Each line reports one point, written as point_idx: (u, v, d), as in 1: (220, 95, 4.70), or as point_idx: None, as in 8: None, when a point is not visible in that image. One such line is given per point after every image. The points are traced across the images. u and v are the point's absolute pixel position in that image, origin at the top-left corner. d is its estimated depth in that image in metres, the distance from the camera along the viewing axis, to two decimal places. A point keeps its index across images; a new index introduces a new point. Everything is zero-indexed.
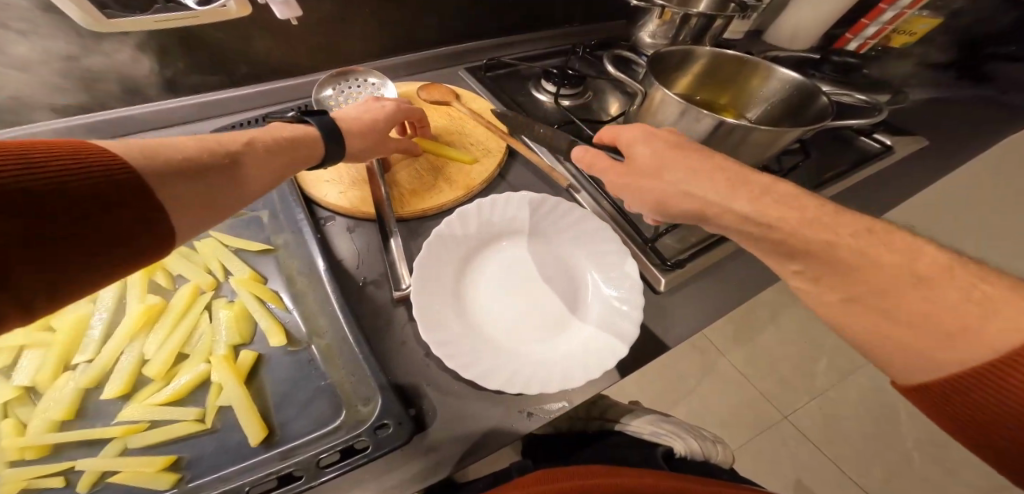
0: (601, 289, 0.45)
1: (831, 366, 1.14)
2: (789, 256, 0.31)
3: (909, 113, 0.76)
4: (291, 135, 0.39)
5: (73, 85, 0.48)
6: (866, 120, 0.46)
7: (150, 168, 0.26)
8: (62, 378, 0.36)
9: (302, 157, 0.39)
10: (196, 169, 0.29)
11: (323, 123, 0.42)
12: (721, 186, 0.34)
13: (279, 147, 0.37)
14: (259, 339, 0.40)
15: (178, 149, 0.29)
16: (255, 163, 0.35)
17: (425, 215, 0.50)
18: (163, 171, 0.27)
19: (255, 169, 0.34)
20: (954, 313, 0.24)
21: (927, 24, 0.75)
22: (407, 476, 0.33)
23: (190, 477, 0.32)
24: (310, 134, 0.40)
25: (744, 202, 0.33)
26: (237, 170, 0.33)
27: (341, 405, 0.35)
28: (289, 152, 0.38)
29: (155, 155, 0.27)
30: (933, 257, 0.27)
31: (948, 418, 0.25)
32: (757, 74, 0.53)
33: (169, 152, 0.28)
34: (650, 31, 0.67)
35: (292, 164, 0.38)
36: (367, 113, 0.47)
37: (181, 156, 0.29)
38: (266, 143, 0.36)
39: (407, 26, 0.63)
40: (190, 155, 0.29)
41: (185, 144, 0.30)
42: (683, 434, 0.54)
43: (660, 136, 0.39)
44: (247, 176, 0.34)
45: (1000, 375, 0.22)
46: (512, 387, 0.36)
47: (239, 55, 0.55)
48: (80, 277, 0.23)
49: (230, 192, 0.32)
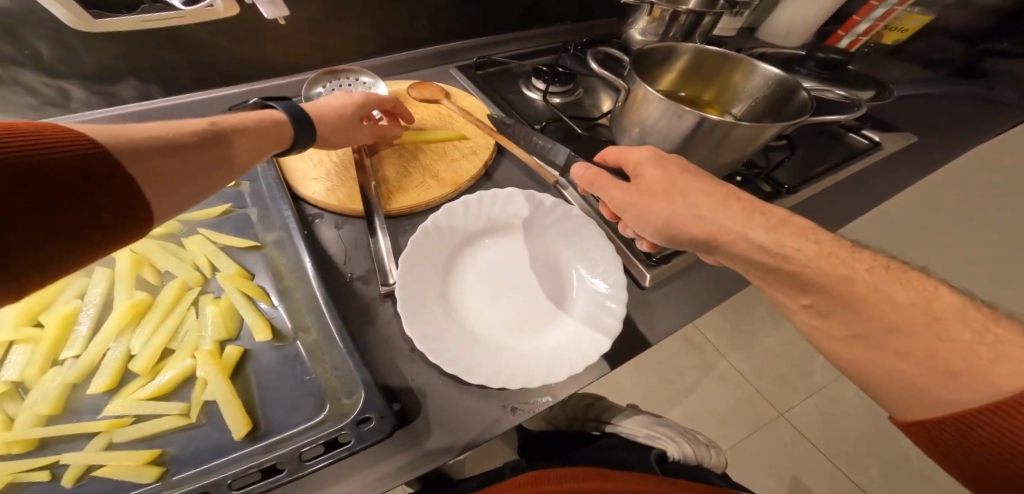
0: (587, 284, 0.45)
1: (827, 363, 1.14)
2: (800, 288, 0.33)
3: (900, 109, 0.76)
4: (258, 118, 0.40)
5: (65, 85, 0.49)
6: (848, 115, 0.46)
7: (128, 147, 0.28)
8: (49, 372, 0.36)
9: (272, 138, 0.40)
10: (170, 148, 0.31)
11: (292, 109, 0.44)
12: (732, 215, 0.36)
13: (247, 127, 0.38)
14: (246, 334, 0.40)
15: (145, 130, 0.30)
16: (228, 142, 0.36)
17: (413, 212, 0.50)
18: (137, 150, 0.28)
19: (228, 149, 0.36)
20: (966, 357, 0.25)
21: (918, 20, 0.78)
22: (390, 469, 0.34)
23: (175, 471, 0.32)
24: (275, 116, 0.42)
25: (758, 230, 0.35)
26: (210, 150, 0.34)
27: (325, 399, 0.36)
28: (258, 133, 0.39)
29: (125, 136, 0.28)
30: (949, 300, 0.28)
31: (941, 435, 0.27)
32: (740, 70, 0.53)
33: (140, 132, 0.29)
34: (640, 29, 0.67)
35: (263, 143, 0.39)
36: (339, 101, 0.48)
37: (155, 135, 0.30)
38: (231, 124, 0.37)
39: (398, 26, 0.64)
40: (161, 135, 0.31)
41: (153, 127, 0.31)
42: (677, 437, 0.50)
43: (671, 161, 0.41)
44: (222, 155, 0.35)
45: (1005, 415, 0.23)
46: (495, 381, 0.36)
47: (229, 56, 0.55)
48: (73, 251, 0.24)
49: (205, 171, 0.33)
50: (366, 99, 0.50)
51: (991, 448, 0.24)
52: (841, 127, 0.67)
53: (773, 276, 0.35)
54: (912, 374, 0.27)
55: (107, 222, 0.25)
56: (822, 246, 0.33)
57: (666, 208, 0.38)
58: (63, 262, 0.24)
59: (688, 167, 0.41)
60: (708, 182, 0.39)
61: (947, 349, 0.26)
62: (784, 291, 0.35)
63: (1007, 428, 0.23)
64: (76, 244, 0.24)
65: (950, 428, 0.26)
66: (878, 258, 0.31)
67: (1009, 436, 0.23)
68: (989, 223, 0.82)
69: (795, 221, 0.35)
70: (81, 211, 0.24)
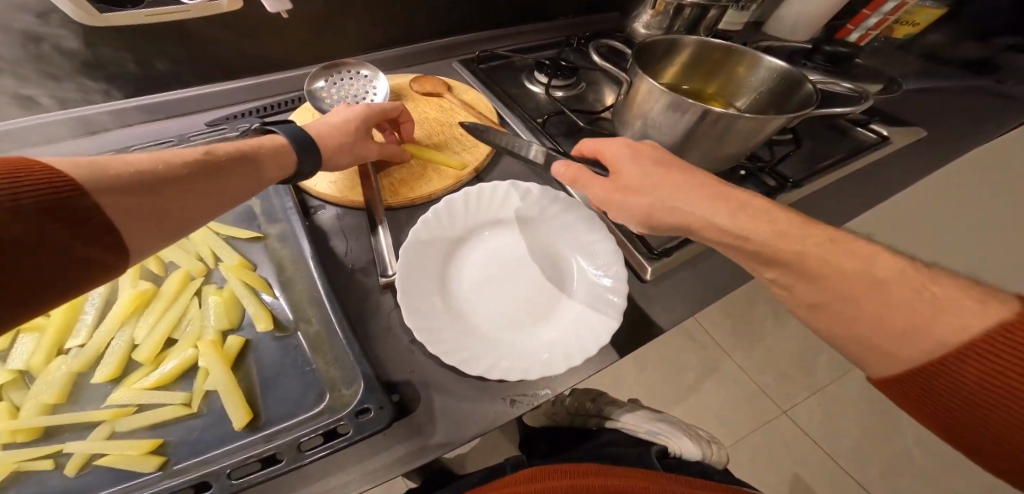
0: (589, 275, 0.45)
1: (830, 361, 1.13)
2: (792, 293, 0.33)
3: (908, 104, 0.75)
4: (259, 145, 0.38)
5: (64, 80, 0.48)
6: (854, 109, 0.45)
7: (103, 186, 0.26)
8: (54, 362, 0.36)
9: (271, 166, 0.38)
10: (157, 184, 0.29)
11: (294, 134, 0.42)
12: (709, 203, 0.36)
13: (246, 154, 0.36)
14: (248, 324, 0.40)
15: (135, 162, 0.28)
16: (223, 174, 0.34)
17: (414, 203, 0.50)
18: (116, 188, 0.26)
19: (221, 178, 0.33)
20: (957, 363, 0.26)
21: (930, 16, 0.78)
22: (389, 460, 0.34)
23: (176, 460, 0.32)
24: (280, 143, 0.40)
25: (721, 212, 0.35)
26: (206, 182, 0.32)
27: (325, 390, 0.36)
28: (259, 160, 0.37)
29: (106, 171, 0.26)
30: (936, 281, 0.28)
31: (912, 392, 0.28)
32: (743, 63, 0.53)
33: (127, 166, 0.28)
34: (644, 22, 0.67)
35: (263, 174, 0.37)
36: (340, 118, 0.46)
37: (136, 169, 0.28)
38: (228, 151, 0.35)
39: (402, 21, 0.64)
40: (150, 168, 0.29)
41: (141, 159, 0.29)
42: (680, 432, 0.49)
43: (644, 154, 0.40)
44: (217, 187, 0.33)
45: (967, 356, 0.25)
46: (495, 372, 0.36)
47: (232, 53, 0.56)
48: (26, 303, 0.22)
49: (197, 205, 0.31)
50: (370, 114, 0.48)
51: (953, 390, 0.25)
52: (848, 121, 0.67)
53: (768, 281, 0.34)
54: (905, 383, 0.28)
55: (83, 267, 0.24)
56: (793, 218, 0.33)
57: (644, 198, 0.38)
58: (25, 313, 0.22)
59: (659, 161, 0.39)
60: (692, 176, 0.38)
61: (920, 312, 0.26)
62: (775, 293, 0.35)
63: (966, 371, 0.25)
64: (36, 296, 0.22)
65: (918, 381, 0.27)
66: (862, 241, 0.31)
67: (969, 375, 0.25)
68: (997, 219, 0.82)
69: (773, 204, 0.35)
70: (52, 257, 0.22)
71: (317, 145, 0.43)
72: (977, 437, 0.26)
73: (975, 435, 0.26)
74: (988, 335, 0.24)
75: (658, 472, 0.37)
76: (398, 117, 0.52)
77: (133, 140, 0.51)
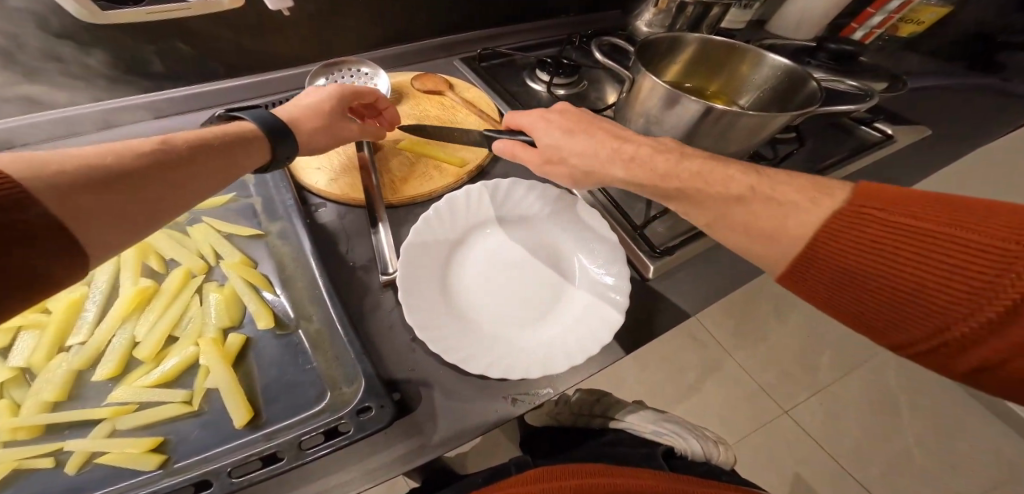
0: (590, 273, 0.45)
1: (832, 361, 1.13)
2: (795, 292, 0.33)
3: (913, 102, 0.75)
4: (222, 133, 0.36)
5: (65, 78, 0.48)
6: (858, 106, 0.45)
7: (48, 183, 0.24)
8: (55, 359, 0.36)
9: (239, 157, 0.36)
10: (117, 177, 0.27)
11: (261, 116, 0.41)
12: (616, 166, 0.40)
13: (210, 144, 0.34)
14: (249, 322, 0.40)
15: (85, 156, 0.26)
16: (188, 165, 0.32)
17: (415, 201, 0.50)
18: (71, 184, 0.25)
19: (187, 170, 0.32)
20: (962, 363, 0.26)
21: (934, 14, 0.77)
22: (390, 458, 0.34)
23: (177, 458, 0.32)
24: (245, 131, 0.38)
25: (619, 169, 0.40)
26: (168, 175, 0.30)
27: (325, 389, 0.35)
28: (225, 150, 0.35)
29: (54, 167, 0.24)
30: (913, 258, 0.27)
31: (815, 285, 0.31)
32: (747, 60, 0.53)
33: (75, 160, 0.26)
34: (646, 21, 0.66)
35: (235, 162, 0.36)
36: (313, 101, 0.45)
37: (86, 163, 0.26)
38: (189, 140, 0.33)
39: (403, 18, 0.63)
40: (102, 162, 0.27)
41: (95, 150, 0.27)
42: (686, 433, 0.49)
43: (555, 124, 0.44)
44: (181, 180, 0.31)
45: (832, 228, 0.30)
46: (496, 371, 0.36)
47: (233, 51, 0.55)
48: None
49: (164, 198, 0.30)
50: (343, 94, 0.47)
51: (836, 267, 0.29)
52: (853, 119, 0.66)
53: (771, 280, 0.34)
54: None
55: (30, 273, 0.22)
56: (682, 162, 0.37)
57: (564, 168, 0.43)
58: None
59: (568, 128, 0.43)
60: (597, 137, 0.42)
61: (785, 230, 0.31)
62: None
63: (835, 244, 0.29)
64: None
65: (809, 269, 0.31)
66: (746, 180, 0.34)
67: (836, 245, 0.29)
68: None
69: (682, 145, 0.40)
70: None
71: (301, 143, 0.42)
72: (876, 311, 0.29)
73: (874, 312, 0.29)
74: (833, 221, 0.30)
75: (666, 472, 0.36)
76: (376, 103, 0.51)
77: (133, 138, 0.50)
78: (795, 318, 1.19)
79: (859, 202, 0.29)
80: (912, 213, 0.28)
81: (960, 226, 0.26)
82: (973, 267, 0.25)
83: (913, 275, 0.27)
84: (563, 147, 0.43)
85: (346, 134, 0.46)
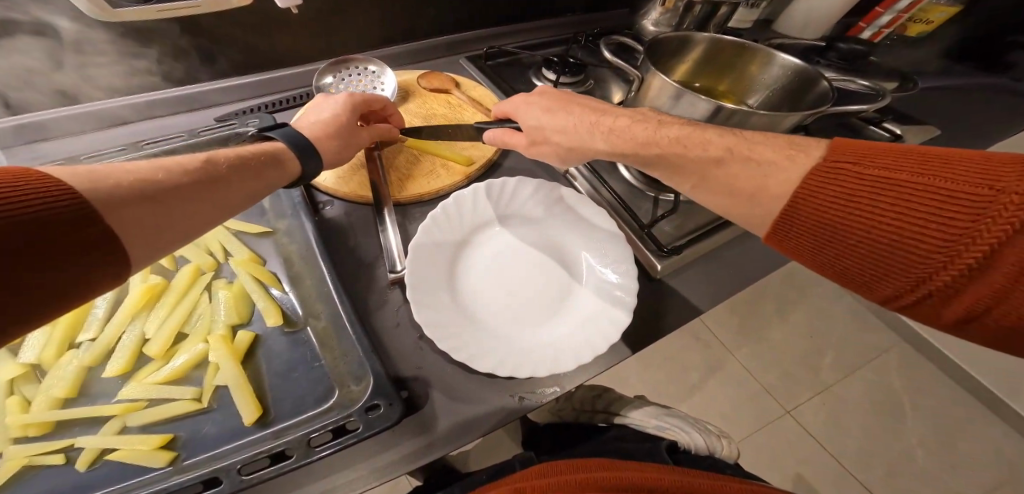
0: (597, 272, 0.45)
1: (836, 361, 1.13)
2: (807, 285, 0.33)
3: (922, 102, 0.75)
4: (258, 151, 0.38)
5: (74, 77, 0.48)
6: (870, 106, 0.45)
7: (105, 195, 0.25)
8: (65, 356, 0.36)
9: (271, 174, 0.37)
10: (160, 192, 0.29)
11: (286, 134, 0.41)
12: (597, 139, 0.41)
13: (246, 163, 0.36)
14: (258, 319, 0.40)
15: (138, 172, 0.28)
16: (226, 181, 0.34)
17: (423, 199, 0.50)
18: (125, 197, 0.26)
19: (225, 187, 0.33)
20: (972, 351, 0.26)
21: (944, 13, 0.76)
22: (399, 456, 0.34)
23: (186, 456, 0.32)
24: (278, 150, 0.39)
25: (600, 142, 0.41)
26: (207, 191, 0.32)
27: (334, 385, 0.36)
28: (259, 168, 0.37)
29: (108, 180, 0.26)
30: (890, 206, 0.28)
31: (798, 243, 0.31)
32: (756, 60, 0.52)
33: (127, 175, 0.27)
34: (652, 20, 0.67)
35: (265, 182, 0.37)
36: (327, 112, 0.46)
37: (138, 177, 0.28)
38: (229, 158, 0.35)
39: (411, 17, 0.64)
40: (151, 177, 0.29)
41: (142, 167, 0.29)
42: (689, 427, 0.48)
43: (537, 105, 0.45)
44: (220, 196, 0.33)
45: (810, 185, 0.30)
46: (504, 368, 0.36)
47: (242, 49, 0.55)
48: (30, 309, 0.22)
49: (198, 213, 0.31)
50: (352, 102, 0.47)
51: (815, 223, 0.29)
52: (861, 119, 0.66)
53: None
54: None
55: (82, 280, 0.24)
56: (661, 130, 0.38)
57: (549, 146, 0.44)
58: (9, 333, 0.21)
59: (549, 107, 0.44)
60: (577, 113, 0.43)
61: (765, 190, 0.32)
62: None
63: (813, 198, 0.29)
64: (17, 315, 0.21)
65: (791, 225, 0.31)
66: (723, 142, 0.35)
67: (814, 202, 0.29)
68: None
69: (659, 114, 0.41)
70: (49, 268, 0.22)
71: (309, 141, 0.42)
72: (861, 267, 0.29)
73: (860, 267, 0.29)
74: (810, 178, 0.30)
75: (670, 466, 0.36)
76: (385, 110, 0.51)
77: (145, 136, 0.51)
78: (798, 318, 1.19)
79: (834, 158, 0.29)
80: (886, 165, 0.28)
81: (933, 175, 0.26)
82: (947, 216, 0.25)
83: (890, 227, 0.27)
84: (572, 147, 0.43)
85: (353, 131, 0.46)
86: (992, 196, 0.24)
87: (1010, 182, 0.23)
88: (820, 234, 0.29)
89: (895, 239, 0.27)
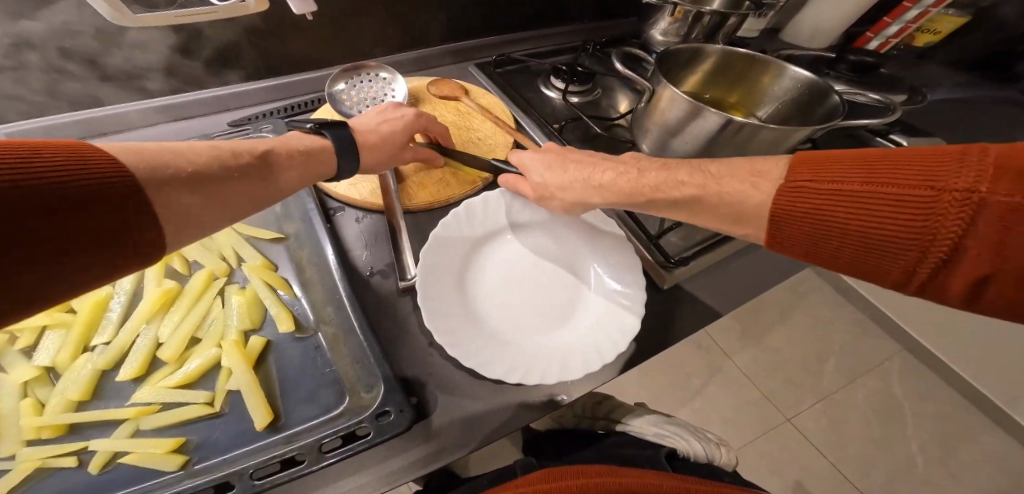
0: (603, 282, 0.45)
1: (837, 368, 1.13)
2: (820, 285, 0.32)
3: (929, 113, 0.75)
4: (305, 148, 0.39)
5: (91, 81, 0.49)
6: (879, 120, 0.45)
7: (151, 177, 0.26)
8: (80, 359, 0.37)
9: (310, 171, 0.38)
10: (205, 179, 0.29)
11: (341, 136, 0.42)
12: (591, 196, 0.42)
13: (289, 161, 0.37)
14: (269, 325, 0.40)
15: (190, 159, 0.29)
16: (265, 173, 0.34)
17: (432, 207, 0.50)
18: (171, 183, 0.27)
19: (264, 179, 0.34)
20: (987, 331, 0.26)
21: (950, 24, 0.77)
22: (408, 460, 0.34)
23: (198, 460, 0.33)
24: (324, 149, 0.40)
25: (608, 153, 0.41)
26: (249, 182, 0.33)
27: (345, 390, 0.36)
28: (299, 165, 0.37)
29: (160, 166, 0.27)
30: None
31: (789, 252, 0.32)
32: (768, 72, 0.53)
33: (183, 164, 0.28)
34: (661, 29, 0.68)
35: (302, 177, 0.38)
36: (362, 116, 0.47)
37: (189, 166, 0.29)
38: (275, 153, 0.36)
39: (423, 24, 0.64)
40: (198, 166, 0.29)
41: (197, 155, 0.30)
42: (689, 434, 0.49)
43: (539, 162, 0.45)
44: (260, 187, 0.34)
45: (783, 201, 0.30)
46: (514, 375, 0.36)
47: (255, 55, 0.56)
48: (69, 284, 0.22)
49: (238, 202, 0.32)
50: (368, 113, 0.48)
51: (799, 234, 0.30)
52: (868, 131, 0.67)
53: None
54: None
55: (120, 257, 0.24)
56: (642, 179, 0.39)
57: (555, 203, 0.44)
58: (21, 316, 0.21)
59: (549, 164, 0.44)
60: (572, 170, 0.43)
61: None
62: None
63: (789, 213, 0.30)
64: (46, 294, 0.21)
65: (778, 237, 0.31)
66: (695, 182, 0.35)
67: (790, 215, 0.29)
68: None
69: (639, 161, 0.41)
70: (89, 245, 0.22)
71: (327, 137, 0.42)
72: (853, 264, 0.29)
73: (852, 265, 0.29)
74: (776, 198, 0.30)
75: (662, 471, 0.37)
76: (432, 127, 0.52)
77: (160, 140, 0.52)
78: (800, 325, 1.19)
79: (793, 177, 0.30)
80: (838, 177, 0.28)
81: (883, 181, 0.27)
82: (907, 217, 0.25)
83: (860, 234, 0.27)
84: (577, 205, 0.43)
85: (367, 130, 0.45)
86: (936, 195, 0.25)
87: (949, 179, 0.24)
88: (805, 242, 0.30)
89: (869, 243, 0.27)
